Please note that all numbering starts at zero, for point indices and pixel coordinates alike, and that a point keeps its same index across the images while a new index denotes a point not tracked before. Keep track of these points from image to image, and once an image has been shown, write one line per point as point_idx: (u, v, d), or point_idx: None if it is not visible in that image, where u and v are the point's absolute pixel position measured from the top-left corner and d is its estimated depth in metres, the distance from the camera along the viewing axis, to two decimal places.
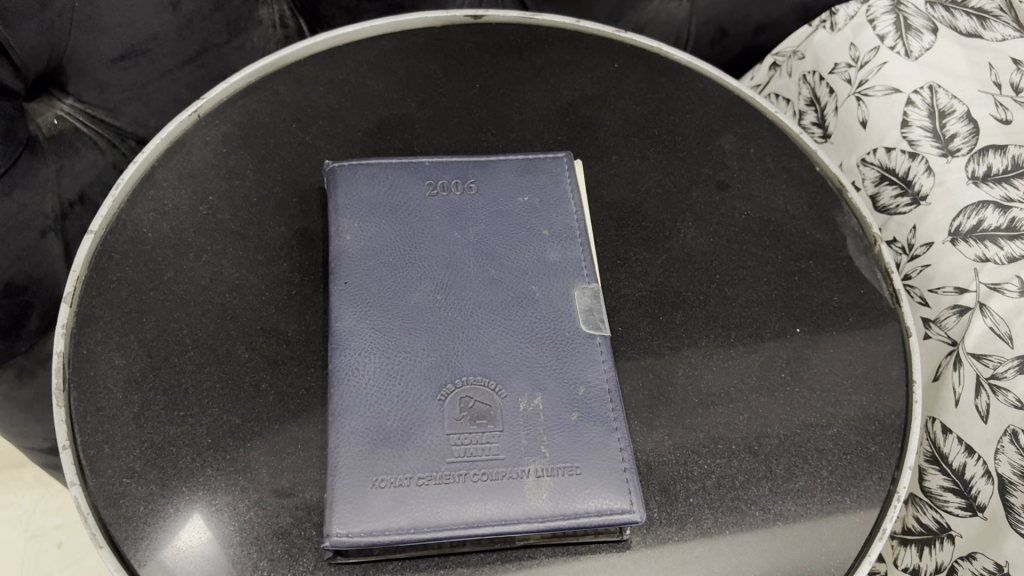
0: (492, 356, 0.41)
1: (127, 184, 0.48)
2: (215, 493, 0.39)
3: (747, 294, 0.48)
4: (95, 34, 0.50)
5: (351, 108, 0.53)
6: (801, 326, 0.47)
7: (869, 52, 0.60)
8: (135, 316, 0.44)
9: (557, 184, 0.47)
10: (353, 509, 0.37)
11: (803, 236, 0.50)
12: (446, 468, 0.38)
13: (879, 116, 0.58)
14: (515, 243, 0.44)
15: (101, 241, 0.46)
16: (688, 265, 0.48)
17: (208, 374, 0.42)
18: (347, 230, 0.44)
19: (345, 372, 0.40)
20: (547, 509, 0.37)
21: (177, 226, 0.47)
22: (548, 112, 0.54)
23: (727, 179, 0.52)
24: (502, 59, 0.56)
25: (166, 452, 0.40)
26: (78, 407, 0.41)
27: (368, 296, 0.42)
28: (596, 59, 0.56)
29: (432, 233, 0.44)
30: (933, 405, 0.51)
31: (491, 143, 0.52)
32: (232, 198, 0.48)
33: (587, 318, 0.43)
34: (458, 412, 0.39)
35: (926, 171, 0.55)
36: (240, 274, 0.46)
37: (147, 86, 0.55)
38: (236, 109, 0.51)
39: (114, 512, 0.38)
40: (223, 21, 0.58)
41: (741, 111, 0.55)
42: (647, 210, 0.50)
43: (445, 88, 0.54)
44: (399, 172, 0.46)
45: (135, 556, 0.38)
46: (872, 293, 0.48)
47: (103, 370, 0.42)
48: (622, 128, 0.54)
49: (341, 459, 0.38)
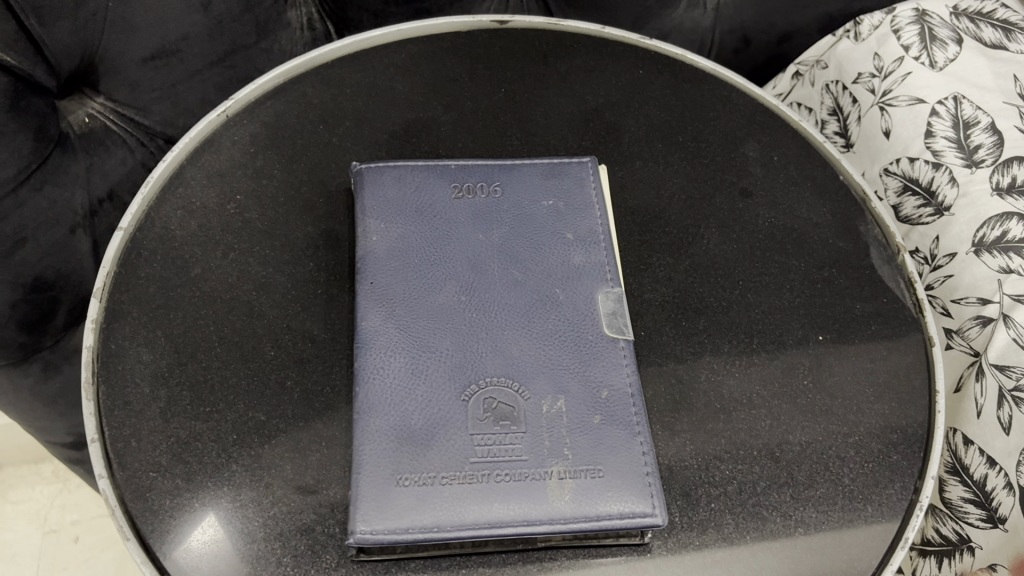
0: (516, 358, 0.41)
1: (156, 182, 0.48)
2: (239, 489, 0.39)
3: (770, 301, 0.48)
4: (128, 34, 0.51)
5: (378, 110, 0.53)
6: (824, 333, 0.47)
7: (894, 62, 0.60)
8: (163, 312, 0.44)
9: (582, 188, 0.47)
10: (376, 506, 0.37)
11: (826, 245, 0.50)
12: (469, 468, 0.38)
13: (903, 126, 0.58)
14: (538, 246, 0.45)
15: (130, 238, 0.46)
16: (711, 271, 0.49)
17: (235, 370, 0.43)
18: (373, 230, 0.44)
19: (370, 371, 0.40)
20: (569, 511, 0.37)
21: (205, 224, 0.47)
22: (572, 117, 0.54)
23: (750, 187, 0.52)
24: (528, 64, 0.56)
25: (192, 446, 0.40)
26: (106, 400, 0.41)
27: (393, 295, 0.43)
28: (621, 65, 0.56)
29: (458, 235, 0.45)
30: (954, 417, 0.51)
31: (516, 147, 0.53)
32: (260, 197, 0.49)
33: (610, 322, 0.43)
34: (482, 413, 0.39)
35: (950, 182, 0.55)
36: (267, 272, 0.46)
37: (177, 86, 0.56)
38: (265, 110, 0.52)
39: (140, 505, 0.39)
40: (253, 23, 0.58)
41: (765, 119, 0.55)
42: (670, 216, 0.51)
43: (470, 92, 0.55)
44: (425, 174, 0.47)
45: (161, 549, 0.38)
46: (896, 302, 0.48)
47: (130, 365, 0.42)
48: (645, 133, 0.54)
49: (366, 456, 0.38)
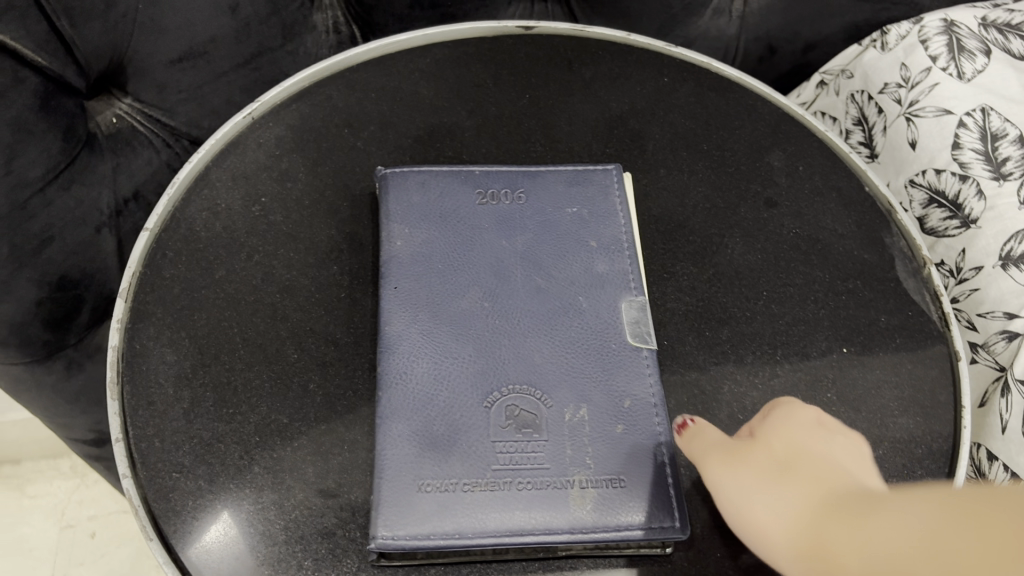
0: (539, 365, 0.41)
1: (182, 183, 0.49)
2: (261, 491, 0.39)
3: (795, 312, 0.47)
4: (156, 35, 0.51)
5: (402, 114, 0.53)
6: (848, 346, 0.46)
7: (921, 72, 0.59)
8: (187, 313, 0.44)
9: (606, 196, 0.47)
10: (398, 512, 0.37)
11: (851, 256, 0.50)
12: (491, 475, 0.38)
13: (930, 137, 0.58)
14: (562, 253, 0.45)
15: (156, 238, 0.47)
16: (735, 281, 0.48)
17: (258, 372, 0.43)
18: (397, 235, 0.45)
19: (393, 376, 0.40)
20: (590, 521, 0.37)
21: (230, 225, 0.48)
22: (596, 124, 0.54)
23: (775, 197, 0.52)
24: (552, 70, 0.56)
25: (215, 448, 0.40)
26: (131, 400, 0.41)
27: (416, 300, 0.43)
28: (645, 73, 0.56)
29: (482, 241, 0.45)
30: (978, 432, 0.51)
31: (540, 153, 0.53)
32: (284, 200, 0.49)
33: (633, 330, 0.43)
34: (505, 420, 0.39)
35: (977, 195, 0.54)
36: (291, 275, 0.46)
37: (203, 88, 0.56)
38: (290, 113, 0.52)
39: (163, 505, 0.39)
40: (279, 26, 0.58)
41: (790, 128, 0.55)
42: (694, 224, 0.51)
43: (494, 97, 0.55)
44: (449, 179, 0.47)
45: (183, 549, 0.38)
46: (921, 315, 0.48)
47: (155, 365, 0.42)
48: (670, 141, 0.54)
49: (388, 461, 0.38)
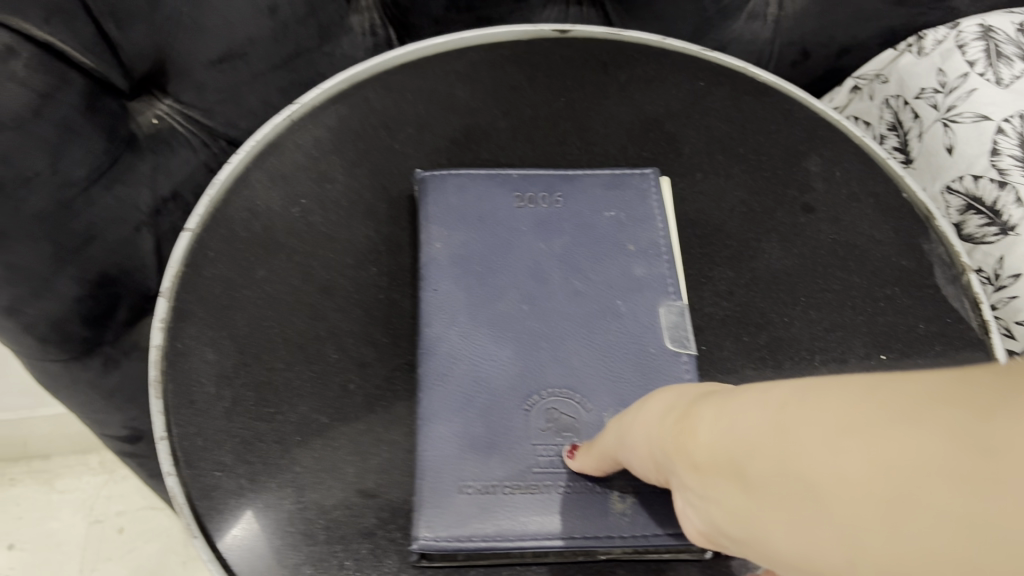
0: (577, 369, 0.41)
1: (222, 184, 0.49)
2: (302, 490, 0.40)
3: (833, 318, 0.47)
4: (197, 36, 0.51)
5: (439, 116, 0.54)
6: (887, 352, 0.46)
7: (958, 77, 0.59)
8: (228, 312, 0.45)
9: (644, 200, 0.47)
10: (439, 514, 0.37)
11: (889, 262, 0.49)
12: (532, 478, 0.38)
13: (967, 143, 0.57)
14: (600, 257, 0.45)
15: (197, 238, 0.47)
16: (772, 285, 0.48)
17: (298, 372, 0.43)
18: (436, 238, 0.45)
19: (433, 378, 0.41)
20: (631, 525, 0.37)
21: (269, 225, 0.48)
22: (631, 126, 0.55)
23: (812, 202, 0.52)
24: (586, 73, 0.56)
25: (256, 447, 0.41)
26: (173, 398, 0.42)
27: (455, 302, 0.43)
28: (681, 76, 0.56)
29: (521, 244, 0.45)
30: None
31: (575, 156, 0.53)
32: (323, 201, 0.49)
33: (672, 334, 0.43)
34: (545, 424, 0.40)
35: (1016, 202, 0.54)
36: (330, 275, 0.47)
37: (240, 88, 0.56)
38: (327, 114, 0.52)
39: (206, 502, 0.39)
40: (316, 27, 0.59)
41: (826, 133, 0.55)
42: (731, 228, 0.51)
43: (530, 100, 0.55)
44: (487, 182, 0.47)
45: (225, 548, 0.38)
46: (959, 323, 0.47)
47: (196, 364, 0.43)
48: (705, 145, 0.54)
49: (428, 463, 0.38)
